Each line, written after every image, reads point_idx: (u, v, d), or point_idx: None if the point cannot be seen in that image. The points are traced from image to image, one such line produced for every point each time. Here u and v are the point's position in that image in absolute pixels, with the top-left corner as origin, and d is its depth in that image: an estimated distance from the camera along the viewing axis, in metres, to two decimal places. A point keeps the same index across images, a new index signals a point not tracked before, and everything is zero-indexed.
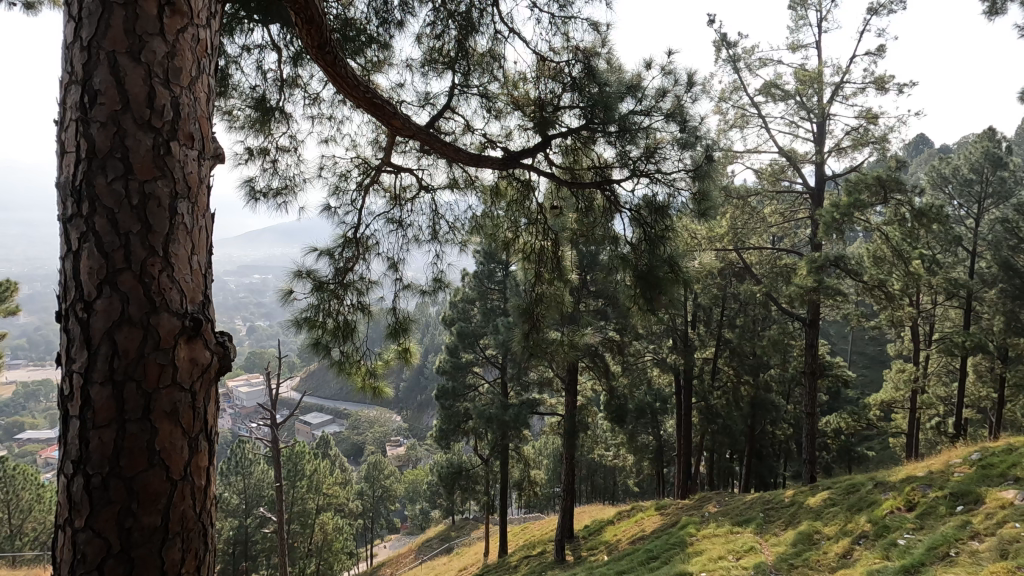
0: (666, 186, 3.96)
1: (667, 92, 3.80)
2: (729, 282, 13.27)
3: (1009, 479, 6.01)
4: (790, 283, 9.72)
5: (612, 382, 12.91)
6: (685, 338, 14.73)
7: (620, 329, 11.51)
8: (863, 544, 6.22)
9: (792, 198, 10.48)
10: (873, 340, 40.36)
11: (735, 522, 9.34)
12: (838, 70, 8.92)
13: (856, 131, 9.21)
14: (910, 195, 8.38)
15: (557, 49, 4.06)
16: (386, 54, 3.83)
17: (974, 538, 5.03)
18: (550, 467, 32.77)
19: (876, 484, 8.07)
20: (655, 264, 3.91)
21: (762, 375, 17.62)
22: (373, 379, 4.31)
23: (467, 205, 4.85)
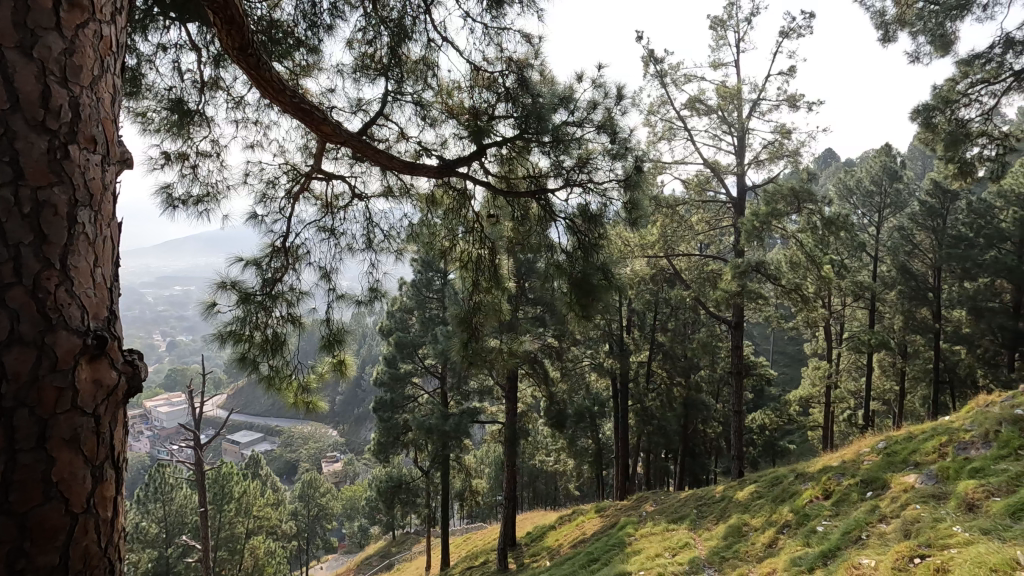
0: (598, 195, 4.08)
1: (598, 104, 3.91)
2: (660, 287, 13.79)
3: (910, 464, 6.57)
4: (716, 287, 10.23)
5: (551, 388, 13.09)
6: (621, 343, 15.14)
7: (558, 335, 11.68)
8: (786, 534, 6.58)
9: (716, 208, 11.05)
10: (792, 340, 43.06)
11: (671, 520, 9.66)
12: (755, 88, 9.48)
13: (772, 145, 9.85)
14: (820, 205, 9.08)
15: (490, 59, 4.10)
16: (315, 58, 3.73)
17: (882, 520, 5.45)
18: (491, 475, 32.67)
19: (797, 476, 8.59)
20: (589, 273, 4.00)
21: (693, 376, 18.41)
22: (305, 395, 4.18)
23: (402, 213, 4.83)
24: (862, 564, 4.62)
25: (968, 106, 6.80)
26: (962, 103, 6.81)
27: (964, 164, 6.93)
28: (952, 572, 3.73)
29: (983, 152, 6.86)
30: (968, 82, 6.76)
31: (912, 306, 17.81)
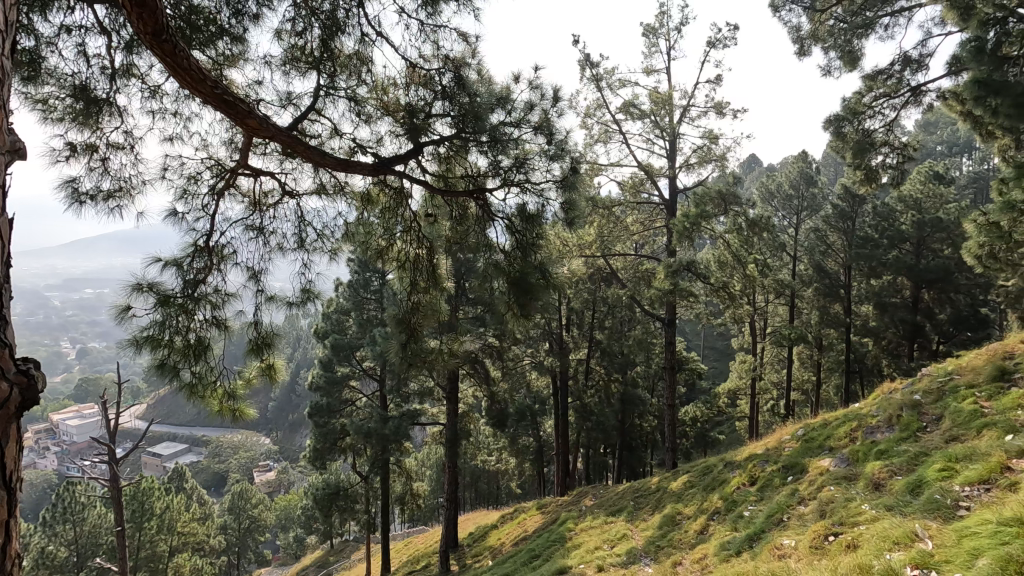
0: (536, 195, 4.11)
1: (535, 105, 3.95)
2: (598, 286, 14.12)
3: (825, 449, 7.07)
4: (650, 286, 10.60)
5: (492, 387, 13.12)
6: (560, 341, 15.38)
7: (499, 335, 11.71)
8: (716, 520, 6.91)
9: (650, 210, 11.43)
10: (720, 334, 45.30)
11: (609, 512, 9.92)
12: (685, 94, 9.88)
13: (701, 149, 10.30)
14: (745, 208, 9.61)
15: (426, 57, 4.05)
16: (240, 48, 3.55)
17: (801, 503, 5.83)
18: (432, 477, 32.35)
19: (726, 464, 9.04)
20: (527, 272, 4.04)
21: (629, 373, 18.99)
22: (232, 402, 3.96)
23: (336, 212, 4.70)
24: (784, 545, 4.91)
25: (873, 118, 7.40)
26: (868, 114, 7.39)
27: (869, 171, 7.54)
28: (861, 547, 4.05)
29: (886, 160, 7.48)
30: (873, 95, 7.35)
31: (826, 302, 19.16)
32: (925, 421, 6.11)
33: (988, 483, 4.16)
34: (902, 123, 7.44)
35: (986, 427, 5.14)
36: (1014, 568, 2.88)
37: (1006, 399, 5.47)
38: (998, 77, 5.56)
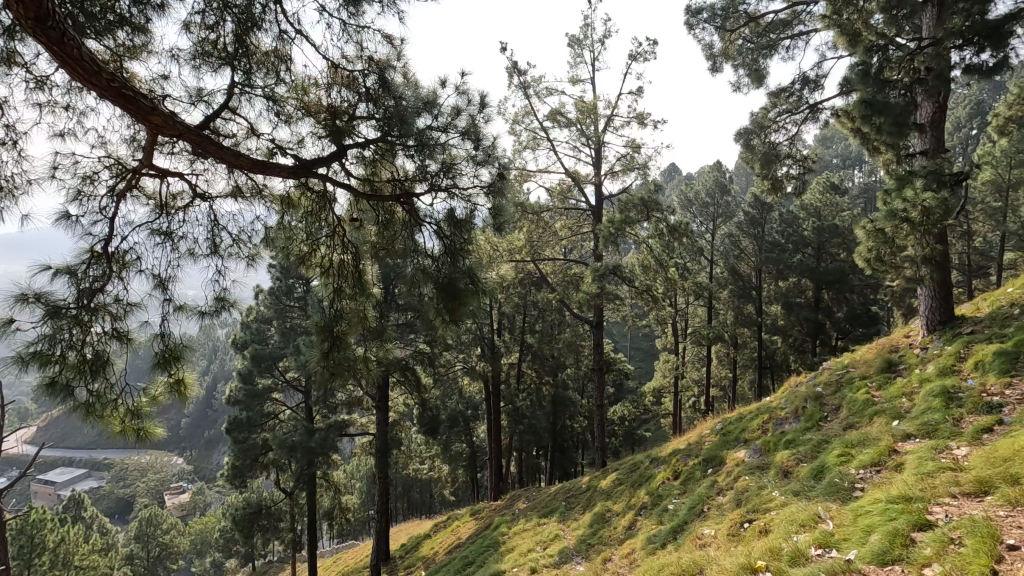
0: (463, 201, 4.16)
1: (461, 111, 3.97)
2: (528, 290, 14.31)
3: (740, 441, 7.52)
4: (578, 290, 10.88)
5: (423, 395, 12.92)
6: (492, 346, 15.41)
7: (429, 341, 11.56)
8: (643, 515, 7.14)
9: (577, 215, 11.72)
10: (645, 336, 47.24)
11: (542, 514, 10.03)
12: (609, 104, 10.24)
13: (625, 158, 10.70)
14: (665, 214, 10.08)
15: (350, 57, 3.94)
16: (143, 39, 3.30)
17: (719, 493, 6.17)
18: (362, 490, 31.42)
19: (651, 461, 9.39)
20: (455, 277, 4.04)
21: (559, 375, 19.35)
22: (136, 421, 3.63)
23: (254, 216, 4.47)
24: (704, 534, 5.17)
25: (777, 132, 7.99)
26: (773, 129, 7.98)
27: (775, 181, 8.13)
28: (772, 531, 4.33)
29: (789, 171, 8.10)
30: (777, 111, 7.94)
31: (740, 303, 20.45)
32: (826, 412, 6.65)
33: (878, 465, 4.59)
34: (803, 137, 8.08)
35: (877, 415, 5.66)
36: (899, 541, 3.20)
37: (892, 388, 6.06)
38: (881, 97, 6.18)
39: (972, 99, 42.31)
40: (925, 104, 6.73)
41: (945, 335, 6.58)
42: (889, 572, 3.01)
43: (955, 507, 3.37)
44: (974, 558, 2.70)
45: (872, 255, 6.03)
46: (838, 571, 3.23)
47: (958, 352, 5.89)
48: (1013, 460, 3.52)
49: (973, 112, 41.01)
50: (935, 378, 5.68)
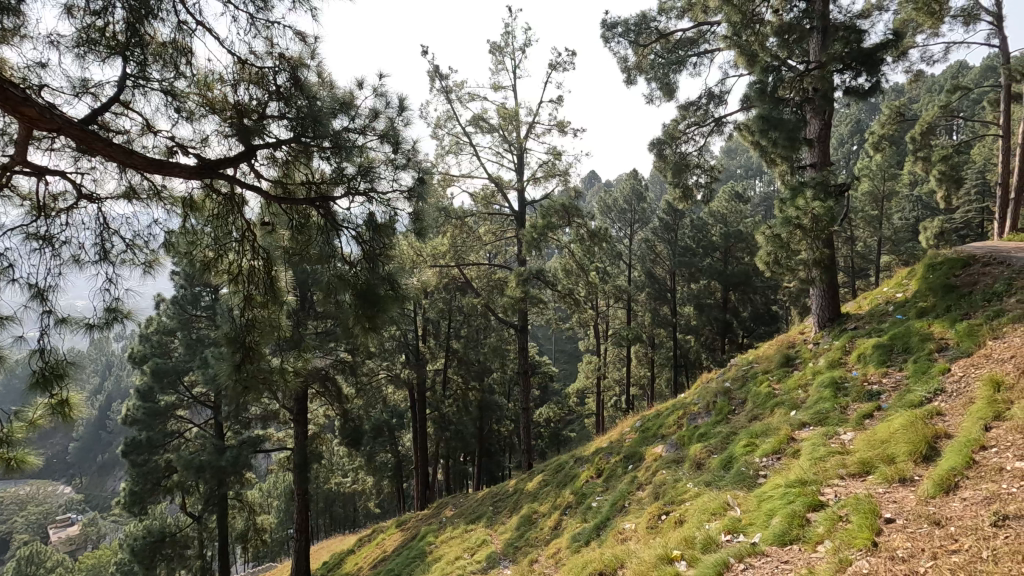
0: (382, 205, 4.09)
1: (379, 114, 3.91)
2: (454, 295, 14.26)
3: (658, 437, 7.87)
4: (502, 294, 10.96)
5: (345, 405, 12.47)
6: (417, 352, 15.16)
7: (350, 349, 11.19)
8: (569, 514, 7.27)
9: (501, 220, 11.80)
10: (569, 338, 48.50)
11: (469, 521, 9.97)
12: (530, 112, 10.42)
13: (546, 164, 10.92)
14: (585, 220, 10.40)
15: (258, 54, 3.75)
16: (13, 21, 2.95)
17: (639, 488, 6.42)
18: (280, 508, 29.82)
19: (576, 460, 9.61)
20: (374, 283, 3.95)
21: (486, 380, 19.38)
22: (7, 449, 3.09)
23: (151, 219, 4.17)
24: (626, 529, 5.35)
25: (687, 143, 8.47)
26: (682, 140, 8.45)
27: (686, 189, 8.60)
28: (686, 521, 4.57)
29: (698, 180, 8.63)
30: (686, 123, 8.42)
31: (656, 304, 21.48)
32: (734, 405, 7.11)
33: (779, 453, 4.96)
34: (710, 148, 8.61)
35: (777, 406, 6.13)
36: (796, 521, 3.47)
37: (790, 381, 6.58)
38: (776, 114, 6.73)
39: (851, 118, 47.16)
40: (813, 120, 7.40)
41: (834, 331, 7.25)
42: (788, 552, 3.26)
43: (843, 488, 3.71)
44: (858, 533, 2.98)
45: (771, 259, 6.52)
46: (744, 554, 3.45)
47: (844, 346, 6.51)
48: (888, 442, 3.93)
49: (853, 130, 45.75)
50: (826, 371, 6.23)
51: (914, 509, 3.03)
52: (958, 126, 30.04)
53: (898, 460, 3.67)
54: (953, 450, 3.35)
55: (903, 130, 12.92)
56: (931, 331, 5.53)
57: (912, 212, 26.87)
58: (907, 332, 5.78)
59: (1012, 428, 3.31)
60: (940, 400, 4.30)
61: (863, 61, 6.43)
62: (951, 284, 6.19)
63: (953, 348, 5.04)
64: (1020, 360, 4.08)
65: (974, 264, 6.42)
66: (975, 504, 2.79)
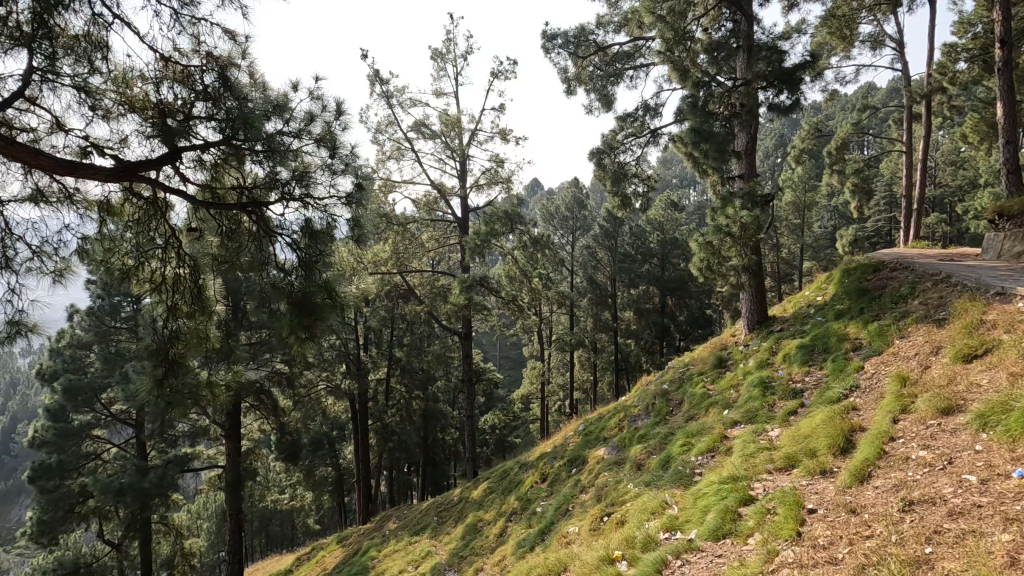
0: (319, 211, 3.98)
1: (315, 118, 3.83)
2: (395, 303, 14.05)
3: (600, 440, 8.03)
4: (446, 301, 10.87)
5: (282, 419, 11.95)
6: (358, 361, 14.78)
7: (287, 360, 10.77)
8: (514, 520, 7.27)
9: (444, 227, 11.71)
10: (513, 344, 48.79)
11: (413, 532, 9.79)
12: (473, 119, 10.45)
13: (489, 172, 10.97)
14: (528, 226, 10.52)
15: (184, 51, 3.57)
16: None
17: (582, 491, 6.52)
18: (211, 530, 28.16)
19: (520, 466, 9.65)
20: (310, 291, 3.83)
21: (430, 388, 19.14)
22: None
23: (62, 223, 3.86)
24: (569, 532, 5.41)
25: (625, 153, 8.72)
26: (621, 150, 8.71)
27: (625, 198, 8.86)
28: (627, 522, 4.67)
29: (636, 189, 8.91)
30: (624, 134, 8.69)
31: (598, 310, 22.00)
32: (671, 406, 7.36)
33: (713, 451, 5.17)
34: (647, 158, 8.91)
35: (712, 405, 6.41)
36: (729, 516, 3.63)
37: (723, 381, 6.90)
38: (707, 127, 7.07)
39: (775, 133, 50.30)
40: (741, 134, 7.80)
41: (762, 333, 7.67)
42: (722, 546, 3.40)
43: (771, 481, 3.91)
44: (784, 524, 3.15)
45: (704, 265, 6.83)
46: (681, 550, 3.57)
47: (771, 347, 6.89)
48: (811, 437, 4.18)
49: (776, 144, 48.79)
50: (755, 371, 6.57)
51: (833, 499, 3.24)
52: (868, 142, 32.62)
53: (819, 453, 3.91)
54: (867, 442, 3.61)
55: (821, 145, 13.87)
56: (848, 332, 5.94)
57: (830, 221, 28.88)
58: (827, 332, 6.19)
59: (917, 419, 3.60)
60: (855, 396, 4.62)
61: (785, 79, 6.87)
62: (864, 288, 6.69)
63: (866, 347, 5.45)
64: (923, 357, 4.45)
65: (883, 269, 6.96)
66: (885, 491, 3.02)
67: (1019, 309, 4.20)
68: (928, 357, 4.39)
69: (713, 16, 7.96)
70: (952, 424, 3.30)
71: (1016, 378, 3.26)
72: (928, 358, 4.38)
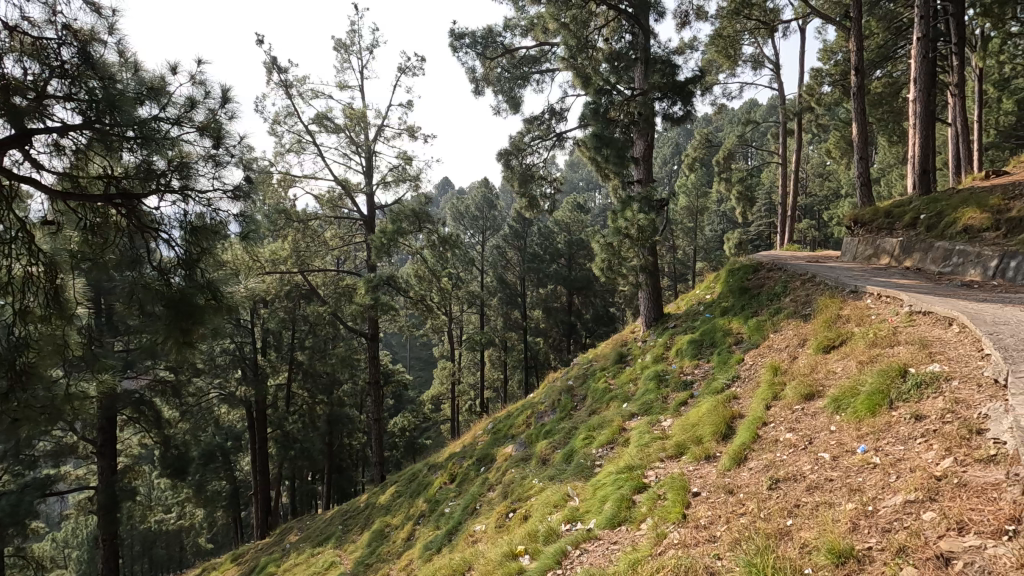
0: (202, 205, 3.74)
1: (197, 104, 3.57)
2: (296, 304, 13.35)
3: (508, 437, 8.13)
4: (351, 301, 10.45)
5: (166, 431, 10.90)
6: (255, 366, 13.88)
7: (172, 368, 9.85)
8: (421, 523, 7.17)
9: (348, 225, 11.25)
10: (423, 344, 48.25)
11: (315, 544, 9.35)
12: (379, 114, 10.16)
13: (396, 169, 10.73)
14: (436, 225, 10.43)
15: (36, 22, 3.16)
16: None
17: (489, 489, 6.56)
18: (80, 560, 25.11)
19: (429, 468, 9.55)
20: (189, 292, 3.58)
21: (335, 392, 18.39)
22: None
23: None
24: (476, 531, 5.42)
25: (531, 154, 8.88)
26: (527, 152, 8.86)
27: (532, 199, 9.01)
28: (531, 516, 4.77)
29: (544, 191, 9.06)
30: (530, 137, 8.84)
31: (508, 309, 22.23)
32: (576, 401, 7.62)
33: (612, 443, 5.41)
34: (553, 161, 9.12)
35: (612, 399, 6.72)
36: (625, 504, 3.81)
37: (622, 377, 7.24)
38: (608, 133, 7.38)
39: (671, 142, 53.92)
40: (639, 141, 8.20)
41: (658, 330, 8.15)
42: (617, 533, 3.57)
43: (662, 468, 4.16)
44: (672, 508, 3.36)
45: (606, 265, 7.09)
46: (581, 540, 3.69)
47: (666, 343, 7.34)
48: (698, 425, 4.50)
49: (672, 152, 52.21)
50: (651, 365, 6.97)
51: (714, 482, 3.51)
52: (751, 155, 35.80)
53: (704, 440, 4.21)
54: (744, 428, 3.95)
55: (711, 154, 14.95)
56: (731, 327, 6.47)
57: (719, 225, 31.36)
58: (713, 328, 6.70)
59: (785, 405, 3.99)
60: (736, 386, 5.04)
61: (677, 91, 7.41)
62: (745, 287, 7.33)
63: (745, 341, 5.96)
64: (792, 348, 4.94)
65: (760, 270, 7.66)
66: (758, 472, 3.32)
67: (868, 305, 4.79)
68: (795, 349, 4.89)
69: (613, 27, 8.31)
70: (812, 408, 3.70)
71: (863, 365, 3.72)
72: (796, 349, 4.88)
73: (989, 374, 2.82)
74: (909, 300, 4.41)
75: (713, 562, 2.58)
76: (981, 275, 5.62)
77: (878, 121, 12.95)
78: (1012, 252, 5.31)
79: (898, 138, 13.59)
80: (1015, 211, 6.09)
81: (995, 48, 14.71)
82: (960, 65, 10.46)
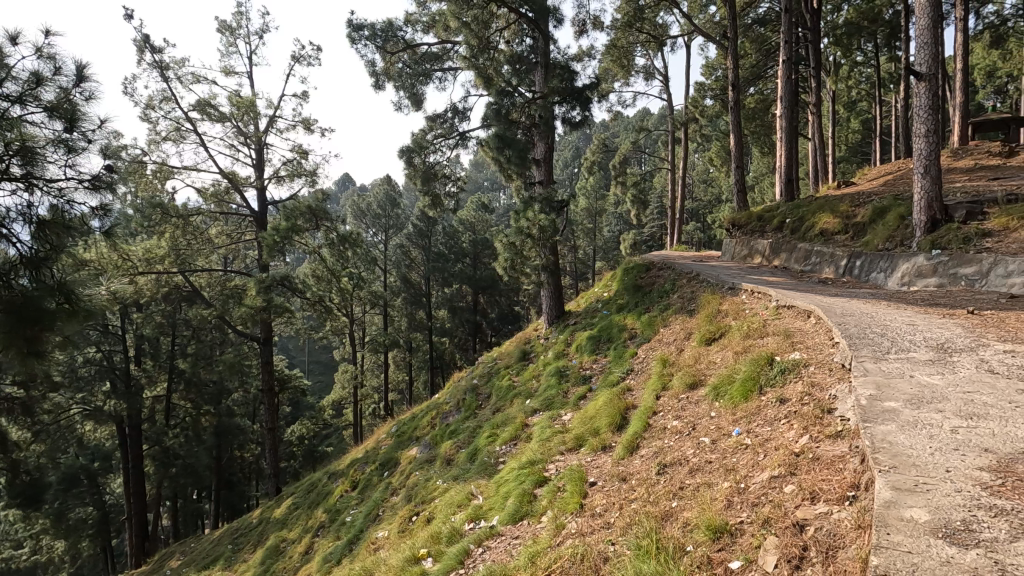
0: (53, 195, 3.32)
1: (46, 82, 3.15)
2: (176, 306, 12.18)
3: (412, 440, 7.98)
4: (239, 304, 9.72)
5: (15, 455, 9.47)
6: (127, 377, 12.46)
7: (20, 382, 8.56)
8: (321, 535, 6.82)
9: (237, 221, 10.45)
10: (323, 348, 46.15)
11: (201, 568, 8.57)
12: (270, 104, 9.54)
13: (290, 164, 10.13)
14: (335, 223, 9.97)
15: None
16: None
17: (393, 494, 6.40)
18: None
19: (329, 476, 9.13)
20: (37, 295, 3.16)
21: (223, 402, 17.02)
22: None
23: None
24: (378, 538, 5.26)
25: (434, 152, 8.75)
26: (430, 149, 8.72)
27: (435, 197, 8.91)
28: (434, 518, 4.72)
29: (447, 189, 9.01)
30: (433, 135, 8.73)
31: (412, 309, 21.82)
32: (480, 400, 7.66)
33: (515, 439, 5.50)
34: (457, 160, 9.06)
35: (516, 396, 6.83)
36: (526, 498, 3.89)
37: (526, 374, 7.38)
38: (510, 133, 7.48)
39: (571, 146, 56.03)
40: (540, 143, 8.37)
41: (559, 327, 8.39)
42: (520, 527, 3.63)
43: (562, 461, 4.29)
44: (570, 499, 3.48)
45: (509, 265, 7.16)
46: (483, 538, 3.71)
47: (567, 339, 7.59)
48: (595, 418, 4.69)
49: (572, 156, 54.25)
50: (553, 362, 7.16)
51: (609, 470, 3.68)
52: (645, 161, 38.10)
53: (601, 431, 4.40)
54: (637, 418, 4.17)
55: (608, 159, 15.65)
56: (626, 323, 6.82)
57: (616, 227, 33.00)
58: (610, 324, 7.02)
59: (672, 395, 4.27)
60: (630, 378, 5.32)
61: (576, 97, 7.66)
62: (639, 284, 7.78)
63: (638, 335, 6.31)
64: (679, 342, 5.30)
65: (652, 269, 8.14)
66: (648, 458, 3.54)
67: (742, 301, 5.26)
68: (682, 341, 5.26)
69: (514, 30, 8.43)
70: (695, 396, 4.00)
71: (738, 355, 4.08)
72: (682, 342, 5.25)
73: (838, 360, 3.20)
74: (776, 295, 4.90)
75: (606, 548, 2.70)
76: (834, 273, 6.38)
77: (752, 133, 14.25)
78: (857, 252, 6.08)
79: (768, 149, 15.06)
80: (859, 217, 6.98)
81: (844, 74, 16.77)
82: (818, 87, 11.79)
